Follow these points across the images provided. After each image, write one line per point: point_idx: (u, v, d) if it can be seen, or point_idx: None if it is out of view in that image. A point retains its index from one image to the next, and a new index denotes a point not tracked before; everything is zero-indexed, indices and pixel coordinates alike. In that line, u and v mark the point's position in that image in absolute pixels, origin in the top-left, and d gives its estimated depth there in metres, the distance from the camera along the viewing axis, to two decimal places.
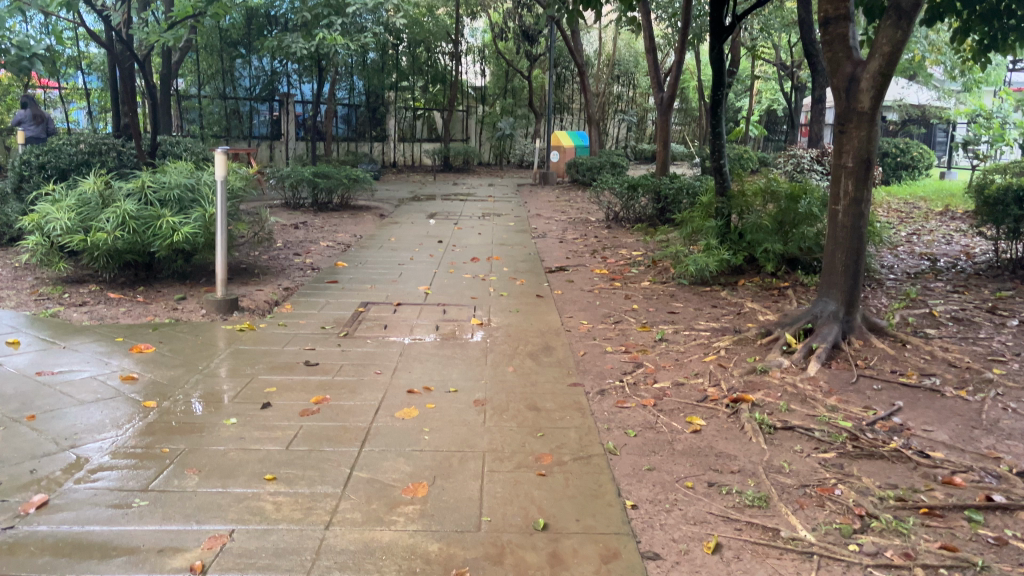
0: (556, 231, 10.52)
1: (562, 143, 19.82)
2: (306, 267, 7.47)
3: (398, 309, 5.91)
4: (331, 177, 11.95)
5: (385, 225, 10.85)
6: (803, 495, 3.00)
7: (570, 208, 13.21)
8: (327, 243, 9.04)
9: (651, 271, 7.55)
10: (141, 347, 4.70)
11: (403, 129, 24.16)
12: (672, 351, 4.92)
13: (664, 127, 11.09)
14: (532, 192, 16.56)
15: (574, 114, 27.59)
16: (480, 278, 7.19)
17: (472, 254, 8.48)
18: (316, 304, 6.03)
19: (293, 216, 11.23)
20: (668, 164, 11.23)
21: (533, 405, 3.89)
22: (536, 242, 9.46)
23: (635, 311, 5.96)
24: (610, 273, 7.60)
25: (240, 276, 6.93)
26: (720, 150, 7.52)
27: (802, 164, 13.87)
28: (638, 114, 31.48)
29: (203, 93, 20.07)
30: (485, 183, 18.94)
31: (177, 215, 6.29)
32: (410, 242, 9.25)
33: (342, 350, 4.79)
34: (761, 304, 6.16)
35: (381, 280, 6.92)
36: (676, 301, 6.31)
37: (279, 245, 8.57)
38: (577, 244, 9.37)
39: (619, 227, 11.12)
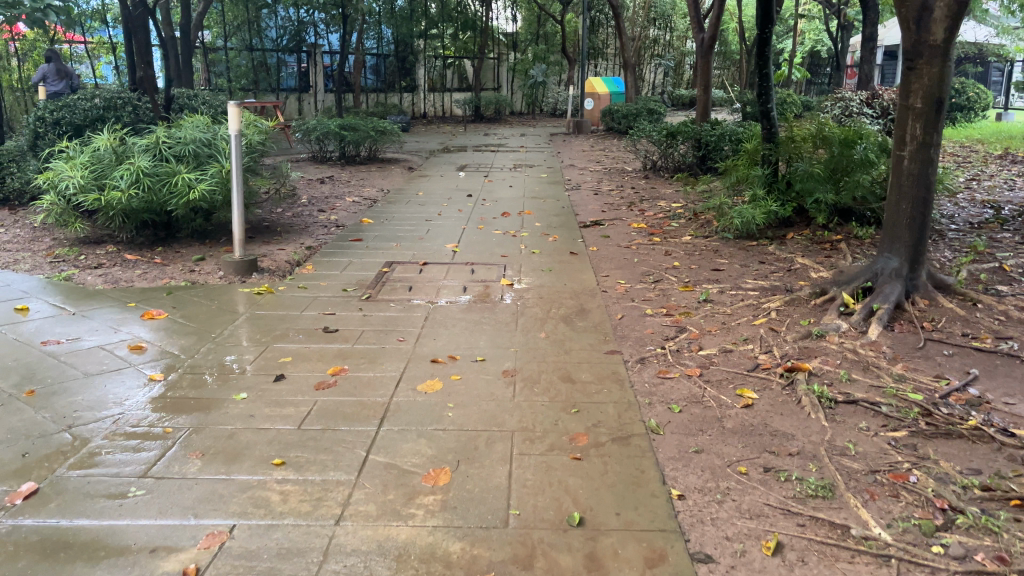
0: (591, 182, 10.10)
1: (596, 90, 19.11)
2: (330, 224, 7.18)
3: (425, 269, 5.60)
4: (358, 130, 11.61)
5: (414, 178, 10.52)
6: (874, 483, 2.65)
7: (606, 158, 12.74)
8: (353, 198, 8.74)
9: (692, 224, 7.13)
10: (153, 313, 4.45)
11: (433, 79, 23.66)
12: (718, 313, 4.55)
13: (706, 70, 10.49)
14: (565, 141, 16.06)
15: (608, 60, 26.76)
16: (511, 234, 6.84)
17: (503, 208, 8.12)
18: (339, 265, 5.74)
19: (320, 171, 10.95)
20: (709, 109, 10.65)
21: (568, 376, 3.56)
22: (569, 195, 9.06)
23: (676, 269, 5.57)
24: (649, 227, 7.19)
25: (261, 235, 6.67)
26: (768, 93, 6.97)
27: (850, 107, 13.17)
28: (674, 59, 30.47)
29: (230, 45, 19.72)
30: (517, 133, 18.48)
31: (193, 172, 6.00)
32: (439, 196, 8.91)
33: (363, 315, 4.50)
34: (813, 260, 5.73)
35: (406, 238, 6.60)
36: (720, 258, 5.90)
37: (303, 201, 8.30)
38: (612, 196, 8.95)
39: (658, 176, 10.65)
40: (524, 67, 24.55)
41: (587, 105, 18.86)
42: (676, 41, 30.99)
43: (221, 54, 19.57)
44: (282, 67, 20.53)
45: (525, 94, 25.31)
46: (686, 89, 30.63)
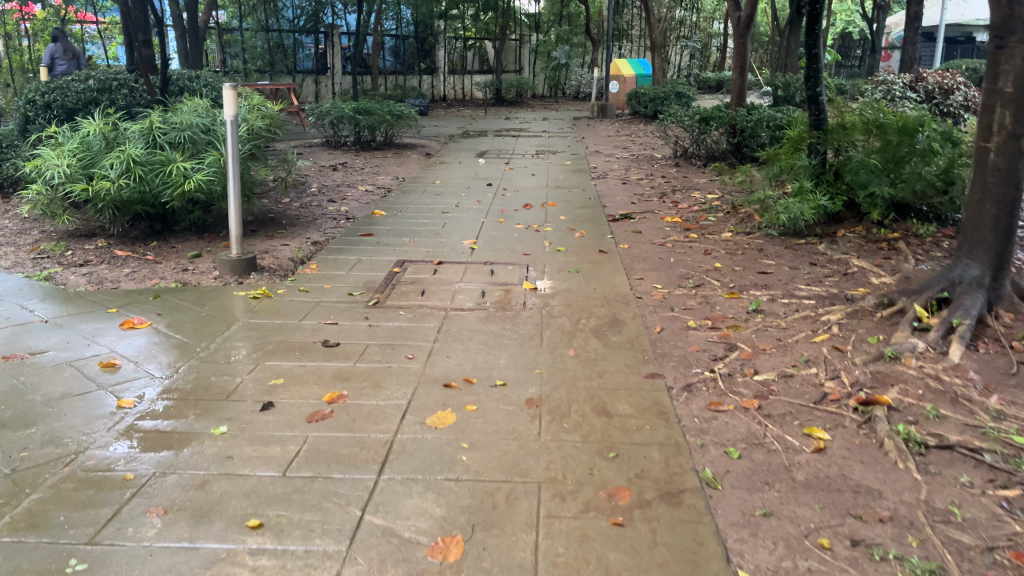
0: (618, 170, 9.52)
1: (622, 72, 18.34)
2: (340, 217, 6.69)
3: (439, 270, 5.09)
4: (374, 114, 11.11)
5: (431, 165, 9.99)
6: (994, 567, 2.11)
7: (633, 144, 12.12)
8: (366, 187, 8.23)
9: (731, 219, 6.55)
10: (133, 321, 3.97)
11: (453, 61, 23.07)
12: (771, 326, 4.00)
13: (742, 51, 9.82)
14: (590, 126, 15.46)
15: (633, 41, 26.01)
16: (534, 229, 6.30)
17: (525, 199, 7.58)
18: (346, 264, 5.24)
19: (333, 157, 10.45)
20: (744, 93, 10.00)
21: (602, 409, 3.04)
22: (595, 184, 8.49)
23: (718, 272, 5.02)
24: (683, 221, 6.63)
25: (264, 229, 6.19)
26: (818, 76, 6.35)
27: (893, 91, 12.45)
28: (700, 41, 29.69)
29: (246, 26, 19.23)
30: (539, 117, 17.89)
31: (188, 160, 5.51)
32: (457, 185, 8.40)
33: (369, 326, 4.00)
34: (871, 262, 5.14)
35: (421, 232, 6.10)
36: (766, 259, 5.33)
37: (313, 190, 7.81)
38: (642, 185, 8.37)
39: (689, 164, 10.06)
40: (547, 49, 23.89)
41: (612, 88, 18.20)
42: (703, 22, 30.12)
43: (237, 35, 19.08)
44: (299, 48, 20.03)
45: (547, 77, 24.63)
46: (712, 72, 29.80)
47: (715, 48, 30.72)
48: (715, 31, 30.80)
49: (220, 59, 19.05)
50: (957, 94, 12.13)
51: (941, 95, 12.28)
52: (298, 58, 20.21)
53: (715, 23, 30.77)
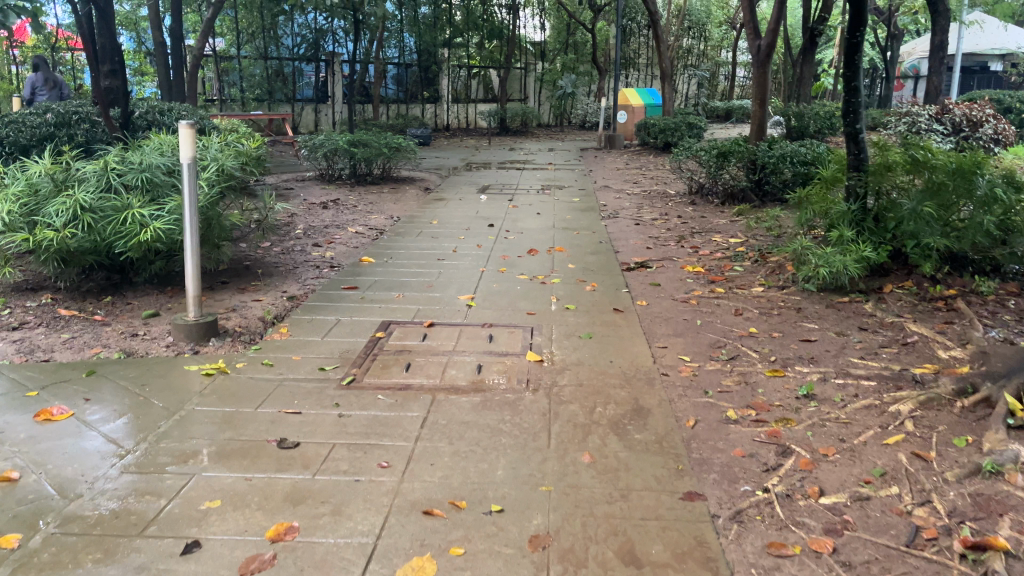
0: (630, 209, 8.84)
1: (630, 102, 17.73)
2: (323, 265, 6.01)
3: (430, 335, 4.39)
4: (370, 146, 10.49)
5: (430, 202, 9.35)
6: None
7: (645, 178, 11.47)
8: (356, 228, 7.57)
9: (760, 269, 5.85)
10: (52, 410, 3.29)
11: (457, 89, 22.62)
12: (830, 418, 3.27)
13: (763, 82, 9.19)
14: (598, 158, 14.87)
15: (640, 70, 25.53)
16: (539, 281, 5.61)
17: (530, 243, 6.90)
18: (322, 326, 4.55)
19: (326, 193, 9.82)
20: (765, 127, 9.35)
21: (629, 554, 2.31)
22: (606, 225, 7.82)
23: (755, 340, 4.31)
24: (706, 270, 5.94)
25: (236, 280, 5.50)
26: (858, 111, 5.69)
27: (918, 123, 11.84)
28: (708, 70, 29.34)
29: (244, 53, 18.77)
30: (544, 148, 17.29)
31: (147, 206, 4.85)
32: (456, 226, 7.74)
33: (339, 418, 3.28)
34: (931, 327, 4.42)
35: (412, 285, 5.41)
36: (808, 322, 4.62)
37: (298, 231, 7.15)
38: (657, 226, 7.70)
39: (705, 201, 9.40)
40: (553, 78, 23.45)
41: (620, 118, 17.60)
42: (711, 51, 29.69)
43: (235, 63, 18.60)
44: (299, 77, 19.57)
45: (553, 105, 24.09)
46: (721, 101, 29.32)
47: (723, 77, 30.26)
48: (723, 60, 30.35)
49: (218, 87, 18.58)
50: (986, 126, 11.59)
51: (968, 128, 11.73)
52: (298, 87, 19.73)
53: (723, 51, 30.37)
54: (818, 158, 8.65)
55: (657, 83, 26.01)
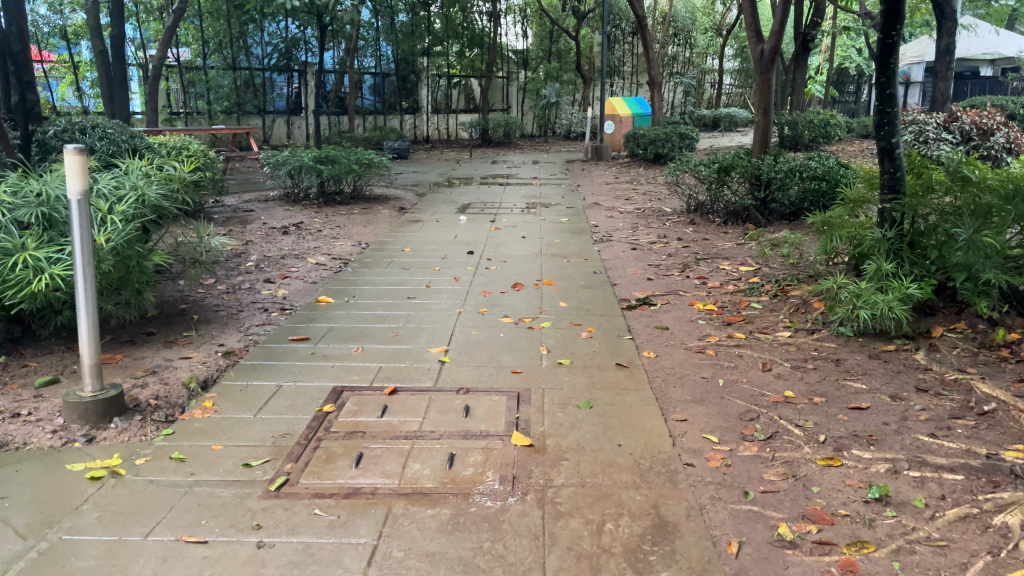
0: (624, 231, 8.03)
1: (618, 112, 16.92)
2: (273, 309, 5.13)
3: (391, 408, 3.52)
4: (338, 163, 9.64)
5: (403, 225, 8.51)
6: None
7: (636, 194, 10.67)
8: (318, 258, 6.70)
9: (781, 307, 5.05)
10: None
11: (437, 100, 21.83)
12: (917, 537, 2.45)
13: (766, 90, 8.44)
14: (585, 170, 14.11)
15: (624, 78, 24.85)
16: (525, 324, 4.77)
17: (514, 275, 6.06)
18: (258, 396, 3.67)
19: (289, 216, 8.95)
20: (768, 139, 8.59)
21: None
22: (599, 251, 7.00)
23: (794, 408, 3.49)
24: (718, 308, 5.12)
25: (166, 331, 4.63)
26: (894, 123, 4.91)
27: (925, 132, 11.17)
28: (694, 77, 28.77)
29: (211, 64, 17.86)
30: (528, 160, 16.50)
31: (44, 247, 3.97)
32: (431, 253, 6.89)
33: (256, 551, 2.41)
34: (1006, 386, 3.62)
35: (375, 334, 4.56)
36: (853, 381, 3.81)
37: (248, 264, 6.27)
38: (656, 251, 6.90)
39: (705, 220, 8.63)
40: (536, 87, 22.71)
41: (607, 128, 16.83)
42: (696, 58, 29.08)
43: (201, 74, 17.68)
44: (271, 88, 18.69)
45: (536, 115, 23.34)
46: (707, 109, 28.73)
47: (709, 85, 29.66)
48: (709, 66, 29.76)
49: (183, 100, 17.66)
50: (997, 135, 10.85)
51: (978, 136, 11.01)
52: (269, 98, 18.84)
53: (708, 58, 29.79)
54: (829, 172, 7.88)
55: (643, 90, 25.34)
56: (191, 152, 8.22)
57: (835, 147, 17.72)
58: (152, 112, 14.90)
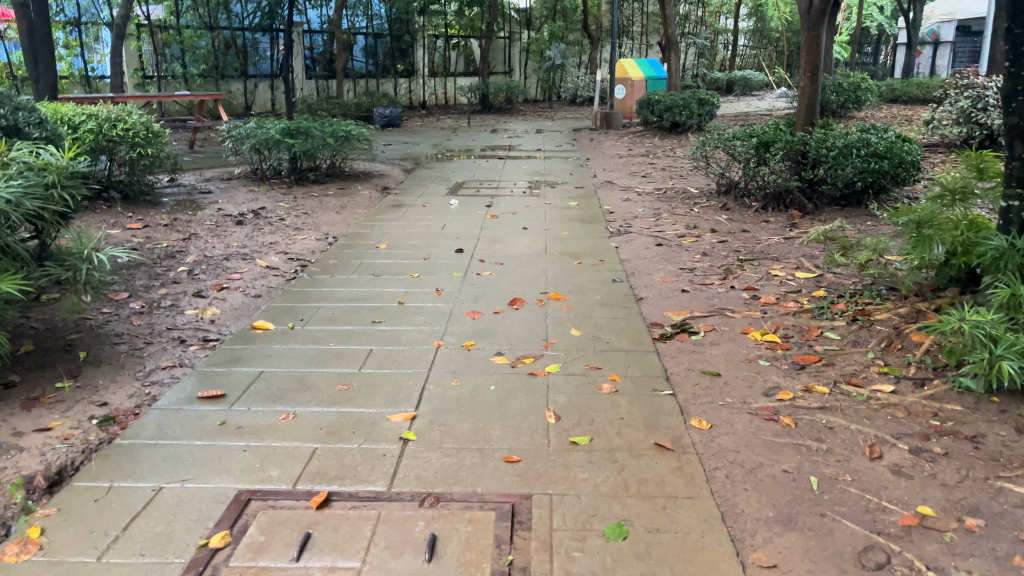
0: (645, 220, 6.75)
1: (628, 75, 15.39)
2: (192, 344, 3.87)
3: (314, 540, 2.28)
4: (311, 135, 8.34)
5: (383, 210, 7.24)
6: None
7: (655, 171, 9.36)
8: (270, 258, 5.44)
9: (867, 340, 3.78)
10: None
11: (435, 62, 20.41)
12: None
13: (816, 50, 7.05)
14: (595, 141, 12.79)
15: (634, 39, 23.31)
16: (525, 368, 3.51)
17: (512, 285, 4.79)
18: (120, 513, 2.43)
19: (251, 199, 7.67)
20: (815, 108, 7.19)
21: None
22: (616, 249, 5.72)
23: (941, 541, 2.25)
24: (780, 340, 3.85)
25: (32, 380, 3.39)
26: None
27: (985, 97, 9.78)
28: (708, 38, 27.18)
29: (187, 23, 16.40)
30: (531, 128, 15.15)
31: None
32: (411, 251, 5.63)
33: None
34: None
35: (317, 389, 3.30)
36: (1010, 481, 2.56)
37: (179, 270, 5.00)
38: (687, 249, 5.64)
39: (737, 203, 7.33)
40: (540, 48, 21.17)
41: (617, 93, 15.42)
42: (710, 18, 27.47)
43: (175, 34, 16.21)
44: (253, 49, 17.27)
45: (540, 79, 21.84)
46: (721, 72, 27.15)
47: (721, 46, 28.07)
48: (722, 27, 28.15)
49: (156, 62, 16.23)
50: None
51: None
52: (251, 60, 17.41)
53: (722, 18, 28.17)
54: (891, 149, 6.63)
55: (653, 53, 23.83)
56: (129, 125, 6.90)
57: (865, 114, 16.32)
58: (117, 76, 13.53)
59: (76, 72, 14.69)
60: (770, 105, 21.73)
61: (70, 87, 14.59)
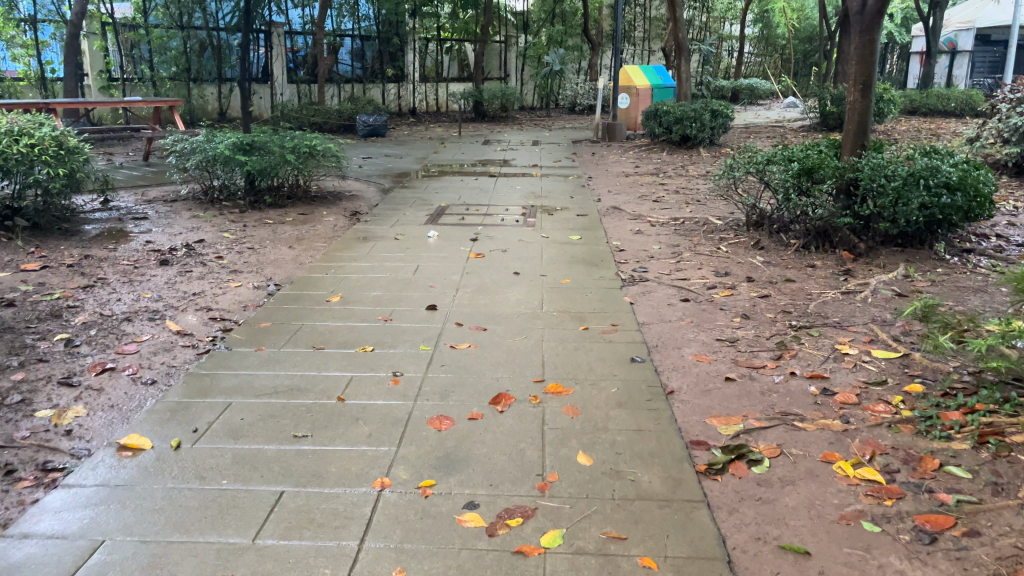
0: (664, 261, 5.56)
1: (632, 83, 14.23)
2: (22, 479, 2.62)
3: None
4: (268, 151, 7.13)
5: (348, 244, 6.04)
6: None
7: (667, 196, 8.17)
8: (187, 318, 4.21)
9: (1015, 484, 2.56)
10: None
11: (426, 67, 19.24)
12: None
13: (869, 57, 5.88)
14: (598, 155, 11.61)
15: (635, 45, 22.19)
16: (510, 540, 2.27)
17: (496, 367, 3.56)
18: None
19: (192, 227, 6.46)
20: (867, 129, 6.00)
21: None
22: (632, 307, 4.52)
23: None
24: (882, 479, 2.63)
25: None
26: None
27: None
28: (712, 44, 26.07)
29: (158, 22, 15.19)
30: (527, 139, 13.97)
31: None
32: (371, 308, 4.41)
33: None
34: None
35: None
36: None
37: (54, 340, 3.77)
38: (722, 311, 4.44)
39: (771, 239, 6.15)
40: (538, 53, 20.01)
41: (621, 103, 14.27)
42: (714, 23, 26.35)
43: (143, 33, 14.98)
44: (230, 51, 16.07)
45: (537, 86, 20.66)
46: (726, 80, 26.02)
47: (727, 53, 26.93)
48: (727, 33, 27.05)
49: (122, 64, 14.99)
50: None
51: None
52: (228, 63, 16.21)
53: (727, 24, 27.07)
54: (965, 180, 5.43)
55: (656, 59, 22.70)
56: (36, 140, 5.71)
57: (885, 127, 15.20)
58: (72, 78, 12.32)
59: (32, 74, 13.47)
60: (779, 115, 20.60)
61: (25, 90, 13.39)
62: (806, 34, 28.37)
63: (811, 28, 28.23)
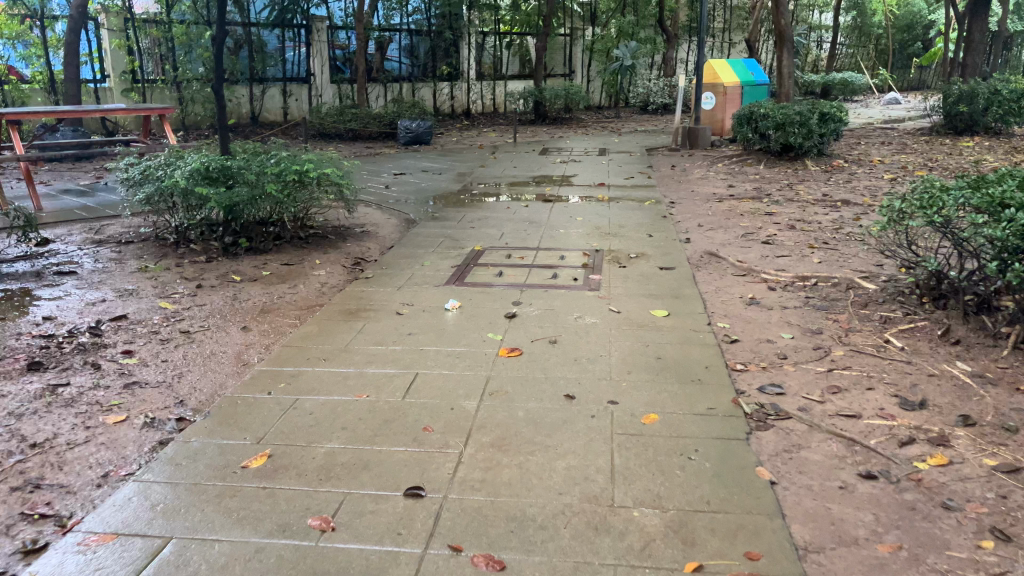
0: (806, 369, 3.50)
1: (719, 78, 12.07)
2: None
3: None
4: (239, 179, 5.32)
5: (324, 322, 4.15)
6: None
7: (781, 234, 6.07)
8: None
9: None
10: None
11: (483, 63, 17.39)
12: None
13: None
14: (682, 169, 9.51)
15: (716, 37, 19.88)
16: None
17: None
18: None
19: (128, 286, 4.72)
20: None
21: None
22: (774, 498, 2.48)
23: None
24: None
25: None
26: None
27: None
28: (801, 34, 23.42)
29: (185, 18, 13.74)
30: (594, 147, 11.93)
31: None
32: (301, 497, 2.47)
33: None
34: None
35: None
36: None
37: None
38: (946, 515, 2.38)
39: (961, 321, 4.00)
40: (608, 46, 17.94)
41: (707, 103, 12.27)
42: (803, 12, 23.72)
43: (168, 29, 13.50)
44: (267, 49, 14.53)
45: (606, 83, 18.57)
46: (816, 74, 23.35)
47: (818, 44, 24.16)
48: (817, 22, 24.33)
49: (146, 64, 13.54)
50: None
51: None
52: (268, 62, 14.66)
53: (816, 12, 24.35)
54: None
55: (738, 52, 20.33)
56: None
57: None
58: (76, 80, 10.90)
59: (42, 76, 12.13)
60: (882, 113, 18.03)
61: (34, 94, 12.05)
62: (904, 22, 25.38)
63: (910, 15, 25.20)
